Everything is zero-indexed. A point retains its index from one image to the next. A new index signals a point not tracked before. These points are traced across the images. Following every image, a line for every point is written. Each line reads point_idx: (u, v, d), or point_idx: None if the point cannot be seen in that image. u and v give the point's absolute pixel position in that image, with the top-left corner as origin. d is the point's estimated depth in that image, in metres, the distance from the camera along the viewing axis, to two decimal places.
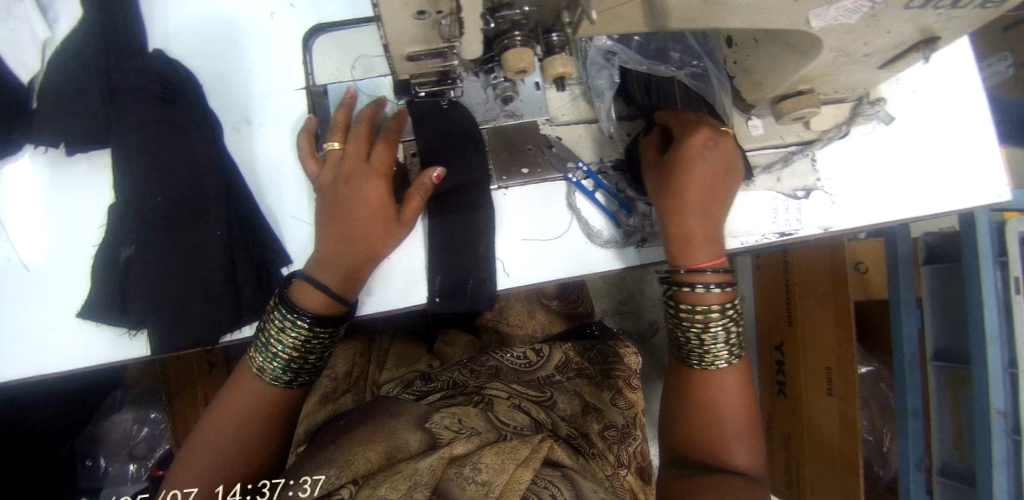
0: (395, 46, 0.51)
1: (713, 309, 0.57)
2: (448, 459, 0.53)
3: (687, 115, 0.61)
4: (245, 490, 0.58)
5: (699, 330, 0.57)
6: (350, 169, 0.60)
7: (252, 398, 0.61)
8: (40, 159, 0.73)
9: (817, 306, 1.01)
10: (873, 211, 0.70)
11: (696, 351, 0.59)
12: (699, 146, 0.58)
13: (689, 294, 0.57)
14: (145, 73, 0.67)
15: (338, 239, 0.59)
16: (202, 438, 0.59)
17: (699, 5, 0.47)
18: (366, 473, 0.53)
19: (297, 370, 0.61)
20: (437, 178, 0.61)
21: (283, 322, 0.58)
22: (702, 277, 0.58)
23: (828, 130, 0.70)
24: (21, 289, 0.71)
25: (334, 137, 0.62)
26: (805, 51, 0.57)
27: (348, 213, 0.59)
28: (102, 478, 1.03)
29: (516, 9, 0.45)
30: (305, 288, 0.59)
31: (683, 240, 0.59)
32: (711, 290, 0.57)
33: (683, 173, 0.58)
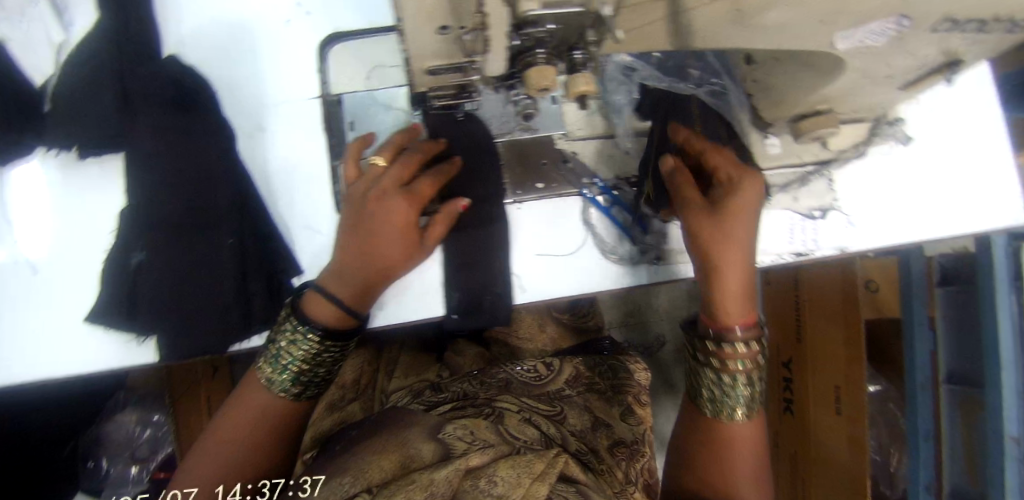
0: (415, 61, 0.50)
1: (740, 368, 0.58)
2: (464, 471, 0.54)
3: (730, 156, 0.61)
4: (244, 489, 0.57)
5: (722, 383, 0.59)
6: (385, 186, 0.60)
7: (260, 409, 0.59)
8: (51, 163, 0.72)
9: (828, 325, 1.00)
10: (891, 232, 0.70)
11: (715, 402, 0.61)
12: (748, 197, 0.59)
13: (718, 348, 0.59)
14: (161, 80, 0.67)
15: (357, 253, 0.59)
16: (210, 444, 0.58)
17: (725, 24, 0.47)
18: (379, 482, 0.54)
19: (306, 383, 0.60)
20: (462, 208, 0.64)
21: (295, 334, 0.58)
22: (732, 333, 0.58)
23: (846, 150, 0.70)
24: (30, 292, 0.71)
25: (382, 153, 0.62)
26: (826, 71, 0.55)
27: (375, 228, 0.59)
28: (102, 480, 1.00)
29: (540, 27, 0.44)
30: (318, 300, 0.59)
31: (725, 290, 0.58)
32: (740, 348, 0.58)
33: (734, 223, 0.58)
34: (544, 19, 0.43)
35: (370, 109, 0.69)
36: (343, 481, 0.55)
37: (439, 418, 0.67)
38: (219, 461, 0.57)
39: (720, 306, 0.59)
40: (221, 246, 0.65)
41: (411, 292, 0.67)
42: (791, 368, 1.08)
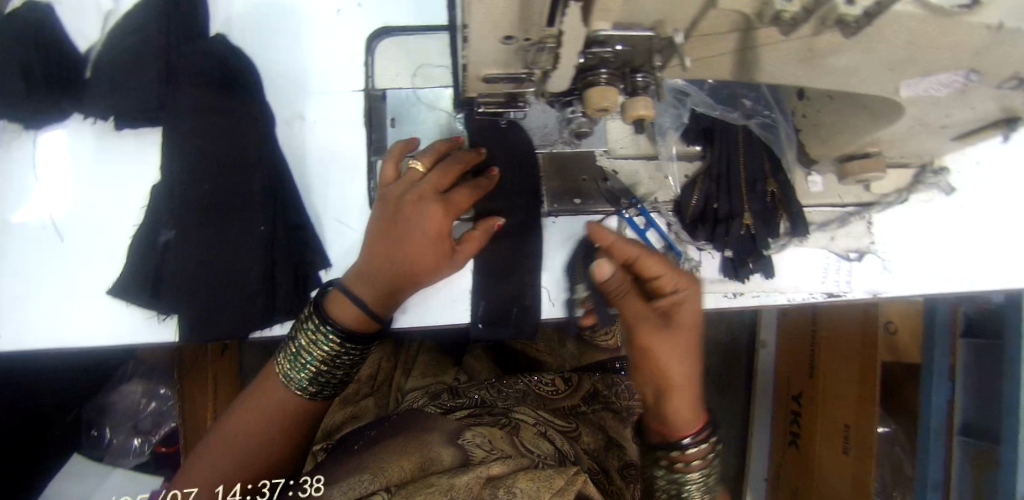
0: (473, 68, 0.50)
1: (697, 469, 0.57)
2: (485, 479, 0.53)
3: (667, 264, 0.57)
4: (244, 489, 0.56)
5: (682, 480, 0.58)
6: (423, 192, 0.58)
7: (275, 405, 0.58)
8: (87, 131, 0.72)
9: (843, 365, 1.01)
10: (926, 281, 0.70)
11: (673, 499, 0.59)
12: (690, 306, 0.57)
13: (671, 453, 0.57)
14: (207, 58, 0.66)
15: (385, 257, 0.58)
16: (222, 438, 0.58)
17: (795, 56, 0.46)
18: (398, 482, 0.53)
19: (323, 384, 0.59)
20: (500, 226, 0.64)
21: (315, 333, 0.57)
22: (682, 434, 0.57)
23: (888, 194, 0.69)
24: (55, 259, 0.70)
25: (423, 157, 0.61)
26: (882, 114, 0.54)
27: (407, 234, 0.57)
28: (104, 449, 1.00)
29: (608, 47, 0.44)
30: (341, 300, 0.58)
31: (675, 408, 0.56)
32: (694, 448, 0.57)
33: (678, 336, 0.56)
34: (613, 40, 0.43)
35: (413, 107, 0.70)
36: (361, 478, 0.54)
37: (458, 425, 0.68)
38: (227, 458, 0.56)
39: (670, 418, 0.57)
40: (252, 231, 0.65)
41: (438, 297, 0.68)
42: (800, 402, 1.11)
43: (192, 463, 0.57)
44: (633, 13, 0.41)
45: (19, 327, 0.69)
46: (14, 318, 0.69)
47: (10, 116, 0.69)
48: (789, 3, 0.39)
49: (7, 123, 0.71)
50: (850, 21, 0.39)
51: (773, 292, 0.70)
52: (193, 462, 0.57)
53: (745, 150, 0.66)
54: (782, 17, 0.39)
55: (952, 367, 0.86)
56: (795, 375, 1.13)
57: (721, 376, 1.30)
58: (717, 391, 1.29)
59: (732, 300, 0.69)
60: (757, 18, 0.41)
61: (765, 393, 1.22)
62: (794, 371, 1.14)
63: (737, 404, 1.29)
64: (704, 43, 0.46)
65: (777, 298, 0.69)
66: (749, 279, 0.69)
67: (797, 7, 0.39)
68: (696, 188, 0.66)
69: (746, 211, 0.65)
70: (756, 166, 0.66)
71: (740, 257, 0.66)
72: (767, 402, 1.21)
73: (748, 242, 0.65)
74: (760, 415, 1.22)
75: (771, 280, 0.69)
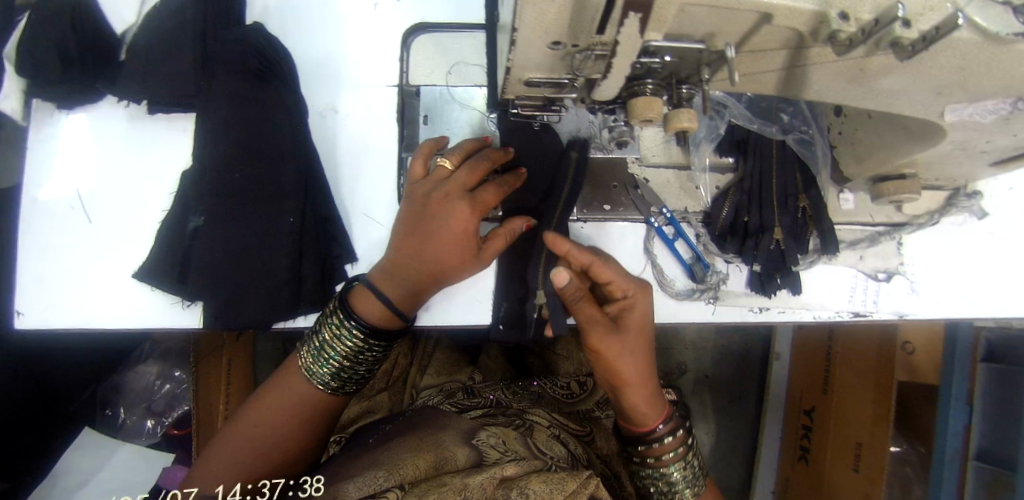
0: (516, 72, 0.49)
1: (670, 462, 0.63)
2: (499, 481, 0.53)
3: (619, 271, 0.60)
4: (244, 489, 0.55)
5: (660, 476, 0.64)
6: (450, 191, 0.57)
7: (295, 396, 0.59)
8: (120, 112, 0.73)
9: (858, 379, 1.03)
10: (954, 303, 0.69)
11: (660, 491, 0.65)
12: (643, 311, 0.61)
13: (646, 449, 0.64)
14: (243, 45, 0.66)
15: (413, 255, 0.58)
16: (241, 427, 0.58)
17: (845, 75, 0.45)
18: (412, 479, 0.53)
19: (345, 379, 0.60)
20: (524, 228, 0.63)
21: (339, 328, 0.57)
22: (653, 435, 0.63)
23: (920, 215, 0.69)
24: (81, 239, 0.71)
25: (451, 156, 0.60)
26: (923, 138, 0.54)
27: (435, 233, 0.57)
28: (118, 428, 1.02)
29: (657, 58, 0.44)
30: (366, 296, 0.59)
31: (635, 407, 0.62)
32: (666, 442, 0.63)
33: (630, 341, 0.60)
34: (663, 51, 0.43)
35: (445, 106, 0.72)
36: (377, 474, 0.54)
37: (474, 424, 0.69)
38: (244, 447, 0.56)
39: (637, 414, 0.63)
40: (282, 222, 0.66)
41: (463, 294, 0.68)
42: (812, 416, 1.13)
43: (210, 452, 0.57)
44: (686, 25, 0.41)
45: (44, 305, 0.69)
46: (39, 297, 0.69)
47: (43, 94, 0.69)
48: (846, 22, 0.38)
49: (40, 101, 0.72)
50: (906, 43, 0.39)
51: (799, 308, 0.69)
52: (211, 450, 0.57)
53: (778, 167, 0.66)
54: (839, 36, 0.39)
55: (971, 392, 0.87)
56: (809, 389, 1.16)
57: (732, 386, 1.32)
58: (728, 401, 1.32)
59: (757, 315, 0.69)
60: (811, 37, 0.41)
61: (776, 404, 1.25)
62: (808, 388, 1.16)
63: (745, 414, 1.32)
64: (752, 59, 0.46)
65: (803, 316, 0.69)
66: (775, 294, 0.68)
67: (854, 27, 0.39)
68: (728, 199, 0.67)
69: (776, 225, 0.65)
70: (790, 181, 0.66)
71: (770, 271, 0.66)
72: (778, 413, 1.24)
73: (777, 256, 0.65)
74: (771, 425, 1.25)
75: (798, 296, 0.69)
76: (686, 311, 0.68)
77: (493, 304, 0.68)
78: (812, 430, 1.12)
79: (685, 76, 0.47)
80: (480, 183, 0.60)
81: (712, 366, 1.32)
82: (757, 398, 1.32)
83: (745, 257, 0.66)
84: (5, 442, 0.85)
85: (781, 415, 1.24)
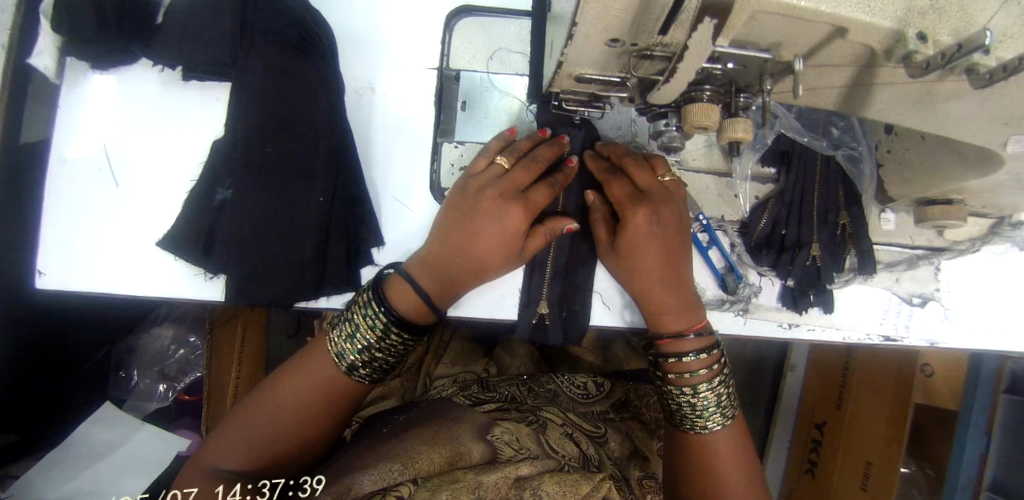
0: (568, 67, 0.48)
1: (701, 379, 0.59)
2: (512, 480, 0.52)
3: (622, 184, 0.61)
4: (243, 490, 0.53)
5: (686, 397, 0.60)
6: (504, 189, 0.58)
7: (319, 381, 0.58)
8: (154, 76, 0.72)
9: (874, 399, 1.07)
10: (988, 333, 0.69)
11: (689, 415, 0.61)
12: (644, 219, 0.59)
13: (673, 364, 0.60)
14: (284, 16, 0.66)
15: (457, 249, 0.58)
16: (260, 407, 0.58)
17: (913, 98, 0.44)
18: (426, 474, 0.53)
19: (374, 367, 0.59)
20: (568, 229, 0.63)
21: (373, 317, 0.57)
22: (682, 345, 0.60)
23: (960, 242, 0.68)
24: (107, 202, 0.71)
25: (507, 155, 0.62)
26: (976, 163, 0.53)
27: (486, 228, 0.58)
28: (130, 391, 1.03)
29: (720, 64, 0.42)
30: (400, 284, 0.59)
31: (652, 314, 0.62)
32: (694, 358, 0.59)
33: (630, 260, 0.60)
34: (727, 58, 0.41)
35: (484, 93, 0.72)
36: (391, 467, 0.54)
37: (487, 418, 0.68)
38: (260, 427, 0.56)
39: (657, 320, 0.62)
40: (313, 200, 0.65)
41: (489, 287, 0.68)
42: (822, 430, 1.17)
43: (224, 426, 0.58)
44: (754, 32, 0.39)
45: (66, 266, 0.69)
46: (61, 258, 0.70)
47: (78, 54, 0.69)
48: (923, 43, 0.37)
49: (75, 60, 0.71)
50: (983, 71, 0.37)
51: (830, 329, 0.69)
52: (225, 425, 0.58)
53: (821, 182, 0.65)
54: (914, 58, 0.37)
55: (988, 423, 0.91)
56: (823, 404, 1.19)
57: (742, 393, 1.34)
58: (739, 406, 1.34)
59: (786, 331, 0.69)
60: (884, 55, 0.39)
61: (786, 415, 1.28)
62: (822, 401, 1.20)
63: (754, 422, 1.34)
64: (816, 74, 0.44)
65: (833, 335, 0.69)
66: (807, 312, 0.68)
67: (933, 49, 0.37)
68: (766, 210, 0.66)
69: (814, 241, 0.64)
70: (830, 196, 0.65)
71: (804, 287, 0.66)
72: (787, 426, 1.28)
73: (812, 273, 0.65)
74: (779, 434, 1.28)
75: (830, 315, 0.68)
76: (716, 322, 0.67)
77: (518, 302, 0.69)
78: (821, 444, 1.16)
79: (745, 84, 0.46)
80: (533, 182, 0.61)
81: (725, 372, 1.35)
82: (766, 408, 1.34)
83: (780, 271, 0.66)
84: (18, 393, 0.85)
85: (791, 425, 1.27)
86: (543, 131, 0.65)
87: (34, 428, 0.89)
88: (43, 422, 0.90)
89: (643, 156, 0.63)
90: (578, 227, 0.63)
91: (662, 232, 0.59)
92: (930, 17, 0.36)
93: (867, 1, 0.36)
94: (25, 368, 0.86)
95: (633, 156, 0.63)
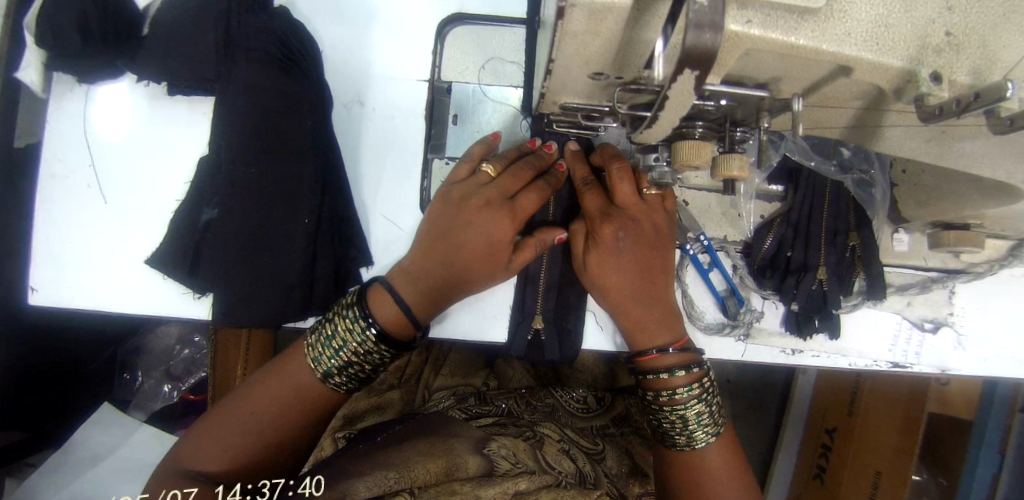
0: (552, 96, 0.45)
1: (684, 397, 0.57)
2: (511, 495, 0.52)
3: (593, 194, 0.59)
4: (244, 489, 0.54)
5: (670, 412, 0.57)
6: (489, 197, 0.57)
7: (295, 390, 0.57)
8: (141, 91, 0.71)
9: (885, 408, 1.05)
10: (1005, 360, 0.65)
11: (675, 433, 0.58)
12: (611, 234, 0.58)
13: (657, 381, 0.58)
14: (267, 30, 0.63)
15: (442, 258, 0.57)
16: (236, 411, 0.56)
17: (931, 133, 0.40)
18: (422, 484, 0.53)
19: (351, 376, 0.57)
20: (558, 240, 0.61)
21: (354, 323, 0.55)
22: (663, 359, 0.58)
23: (979, 264, 0.64)
24: (95, 219, 0.71)
25: (494, 162, 0.60)
26: (995, 193, 0.49)
27: (469, 238, 0.56)
28: (134, 391, 1.07)
29: (711, 102, 0.39)
30: (383, 297, 0.57)
31: (635, 326, 0.59)
32: (676, 374, 0.57)
33: (611, 276, 0.58)
34: (719, 95, 0.38)
35: (476, 106, 0.69)
36: (388, 475, 0.54)
37: (484, 433, 0.68)
38: (236, 432, 0.55)
39: (640, 337, 0.59)
40: (298, 220, 0.64)
41: (477, 307, 0.67)
42: (832, 437, 1.15)
43: (200, 427, 0.56)
44: (749, 68, 0.36)
45: (58, 282, 0.70)
46: (53, 274, 0.70)
47: (62, 69, 0.68)
48: (937, 85, 0.33)
49: (61, 74, 0.70)
50: (1004, 115, 0.34)
51: (835, 354, 0.66)
52: (201, 426, 0.56)
53: (830, 202, 0.62)
54: (927, 100, 0.34)
55: None
56: (834, 411, 1.17)
57: (752, 395, 1.32)
58: (747, 408, 1.32)
59: (788, 357, 0.66)
60: (893, 95, 0.36)
61: (796, 420, 1.26)
62: (833, 407, 1.17)
63: (763, 424, 1.32)
64: (819, 110, 0.41)
65: (838, 362, 0.66)
66: (811, 337, 0.65)
67: (948, 92, 0.34)
68: (771, 230, 0.63)
69: (821, 264, 0.61)
70: (840, 217, 0.62)
71: (808, 313, 0.63)
72: (796, 431, 1.26)
73: (818, 298, 0.62)
74: (789, 437, 1.26)
75: (835, 341, 0.65)
76: (715, 347, 0.65)
77: (509, 321, 0.67)
78: (831, 450, 1.14)
79: (741, 118, 0.43)
80: (522, 188, 0.59)
81: (733, 374, 1.33)
82: (775, 410, 1.32)
83: (784, 295, 0.62)
84: (29, 394, 0.89)
85: (801, 428, 1.25)
86: (530, 142, 0.63)
87: (42, 425, 0.93)
88: (52, 419, 0.94)
89: (629, 162, 0.59)
90: (567, 237, 0.61)
91: (631, 246, 0.58)
92: (945, 56, 0.33)
93: (875, 39, 0.33)
94: (37, 372, 0.90)
95: (620, 160, 0.59)
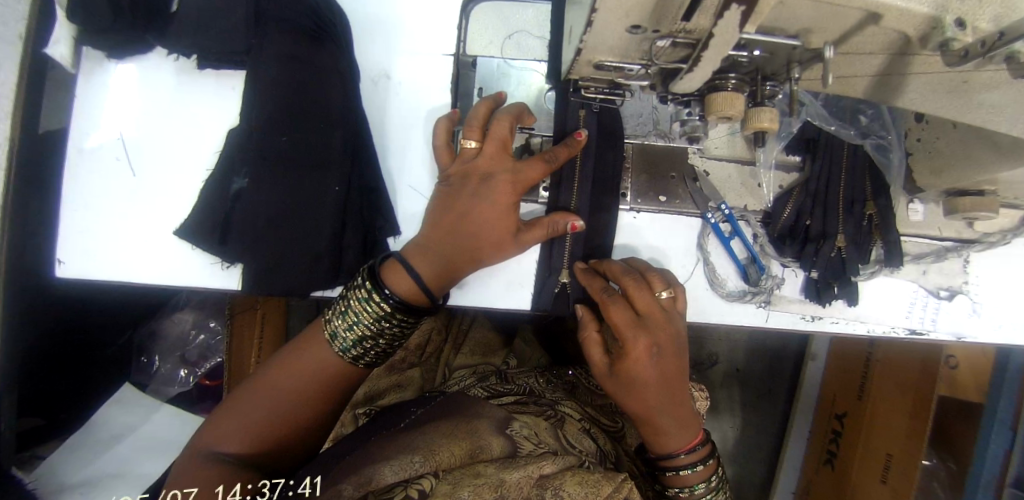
0: (588, 53, 0.47)
1: (699, 488, 0.62)
2: (535, 479, 0.51)
3: (615, 303, 0.56)
4: (244, 489, 0.49)
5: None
6: (493, 166, 0.58)
7: (313, 363, 0.57)
8: (170, 66, 0.73)
9: (895, 391, 1.06)
10: (1019, 327, 0.67)
11: None
12: (645, 350, 0.54)
13: (674, 477, 0.62)
14: (298, 4, 0.65)
15: (451, 228, 0.58)
16: (257, 391, 0.56)
17: (954, 83, 0.42)
18: (447, 467, 0.51)
19: (367, 348, 0.58)
20: (573, 225, 0.60)
21: (368, 296, 0.56)
22: (676, 461, 0.60)
23: (991, 233, 0.67)
24: (125, 193, 0.72)
25: (471, 134, 0.60)
26: (1009, 151, 0.51)
27: (477, 207, 0.58)
28: (151, 376, 1.06)
29: (745, 52, 0.41)
30: (397, 269, 0.58)
31: (660, 430, 0.59)
32: (694, 472, 0.61)
33: (644, 389, 0.55)
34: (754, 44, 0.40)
35: (502, 78, 0.72)
36: (412, 459, 0.52)
37: (505, 413, 0.67)
38: (257, 410, 0.55)
39: (658, 439, 0.60)
40: (328, 188, 0.66)
41: (503, 276, 0.68)
42: (843, 421, 1.16)
43: (222, 409, 0.56)
44: (784, 18, 0.37)
45: (87, 255, 0.71)
46: (82, 247, 0.71)
47: (92, 43, 0.69)
48: (961, 30, 0.35)
49: (90, 49, 0.71)
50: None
51: (853, 322, 0.68)
52: (223, 408, 0.56)
53: (848, 172, 0.64)
54: (951, 45, 0.36)
55: (1016, 419, 0.91)
56: (844, 396, 1.18)
57: (761, 381, 1.33)
58: (758, 396, 1.33)
59: (808, 323, 0.68)
60: (920, 42, 0.38)
61: (807, 406, 1.27)
62: (841, 392, 1.19)
63: (772, 411, 1.33)
64: (846, 59, 0.43)
65: (857, 328, 0.67)
66: (831, 304, 0.67)
67: (972, 36, 0.35)
68: (790, 200, 0.65)
69: (840, 231, 0.63)
70: (857, 186, 0.64)
71: (827, 280, 0.64)
72: (807, 414, 1.26)
73: (836, 265, 0.63)
74: (799, 427, 1.27)
75: (854, 308, 0.67)
76: (738, 314, 0.67)
77: (534, 284, 0.68)
78: (842, 436, 1.16)
79: (771, 72, 0.45)
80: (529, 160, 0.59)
81: (745, 360, 1.33)
82: (785, 397, 1.33)
83: (804, 262, 0.64)
84: (45, 379, 0.89)
85: (811, 415, 1.26)
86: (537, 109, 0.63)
87: (58, 412, 0.92)
88: (67, 407, 0.93)
89: (640, 275, 0.59)
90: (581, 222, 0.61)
91: (661, 363, 0.55)
92: (970, 3, 0.34)
93: None
94: (52, 355, 0.90)
95: (631, 274, 0.58)
